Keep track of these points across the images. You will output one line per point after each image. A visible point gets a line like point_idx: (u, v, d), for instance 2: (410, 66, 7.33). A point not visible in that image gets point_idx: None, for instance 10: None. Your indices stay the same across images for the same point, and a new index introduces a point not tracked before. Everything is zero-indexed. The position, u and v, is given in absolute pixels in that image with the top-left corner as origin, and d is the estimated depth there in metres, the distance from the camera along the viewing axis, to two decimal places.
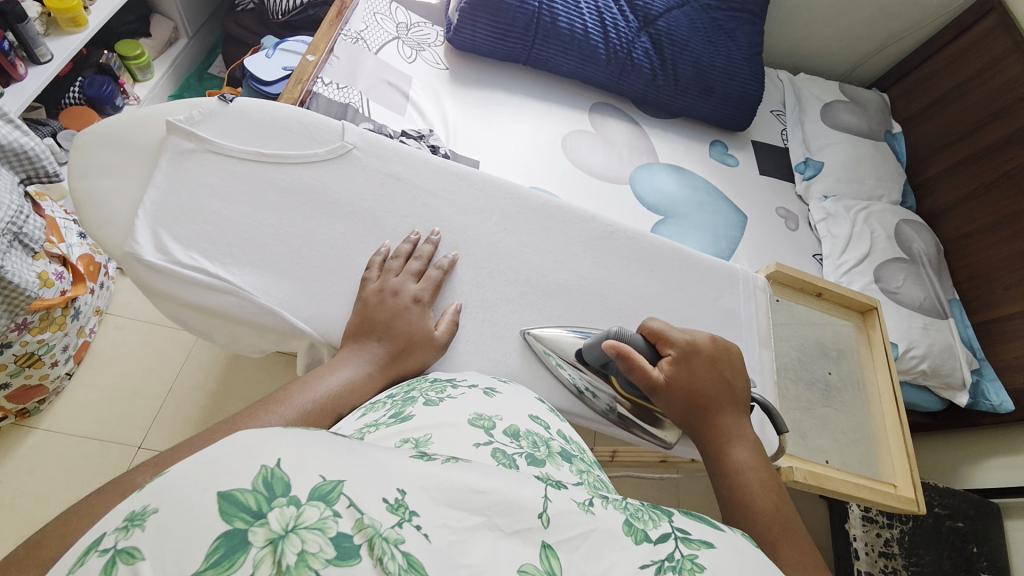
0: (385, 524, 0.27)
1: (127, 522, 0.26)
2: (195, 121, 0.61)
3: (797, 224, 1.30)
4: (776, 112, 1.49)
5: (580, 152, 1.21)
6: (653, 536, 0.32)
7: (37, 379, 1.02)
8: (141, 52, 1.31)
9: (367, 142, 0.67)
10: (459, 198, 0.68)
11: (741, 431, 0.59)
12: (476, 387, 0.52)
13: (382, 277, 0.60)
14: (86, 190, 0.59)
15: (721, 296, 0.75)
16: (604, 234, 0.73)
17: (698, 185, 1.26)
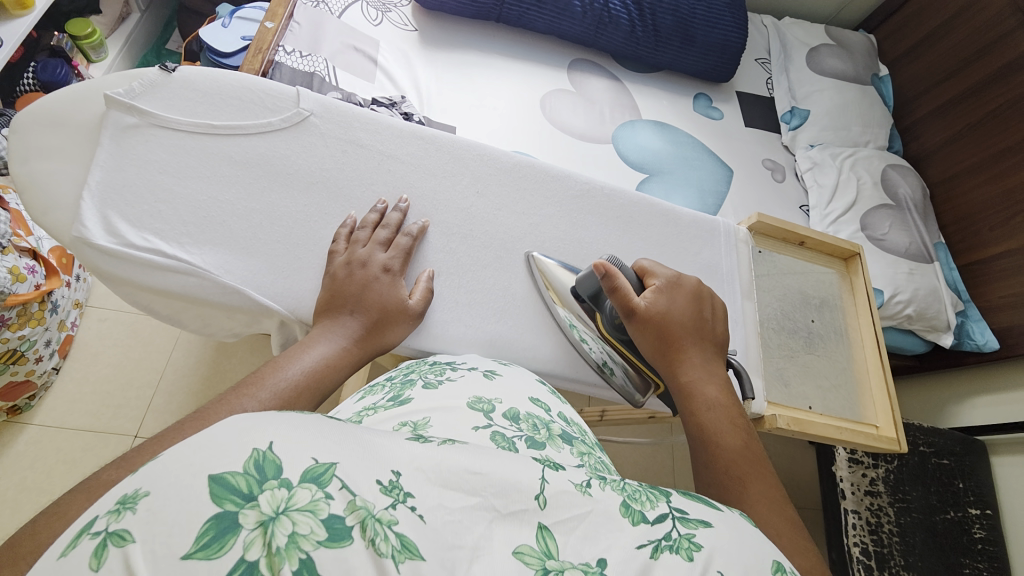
0: (378, 505, 0.26)
1: (119, 505, 0.24)
2: (137, 94, 0.57)
3: (785, 176, 1.29)
4: (761, 60, 1.45)
5: (560, 112, 1.18)
6: (650, 517, 0.31)
7: (24, 375, 1.00)
8: (93, 30, 1.22)
9: (324, 107, 0.63)
10: (425, 161, 0.66)
11: (714, 371, 0.59)
12: (475, 369, 0.53)
13: (349, 250, 0.58)
14: (27, 176, 0.56)
15: (702, 250, 0.75)
16: (580, 192, 0.71)
17: (682, 140, 1.24)
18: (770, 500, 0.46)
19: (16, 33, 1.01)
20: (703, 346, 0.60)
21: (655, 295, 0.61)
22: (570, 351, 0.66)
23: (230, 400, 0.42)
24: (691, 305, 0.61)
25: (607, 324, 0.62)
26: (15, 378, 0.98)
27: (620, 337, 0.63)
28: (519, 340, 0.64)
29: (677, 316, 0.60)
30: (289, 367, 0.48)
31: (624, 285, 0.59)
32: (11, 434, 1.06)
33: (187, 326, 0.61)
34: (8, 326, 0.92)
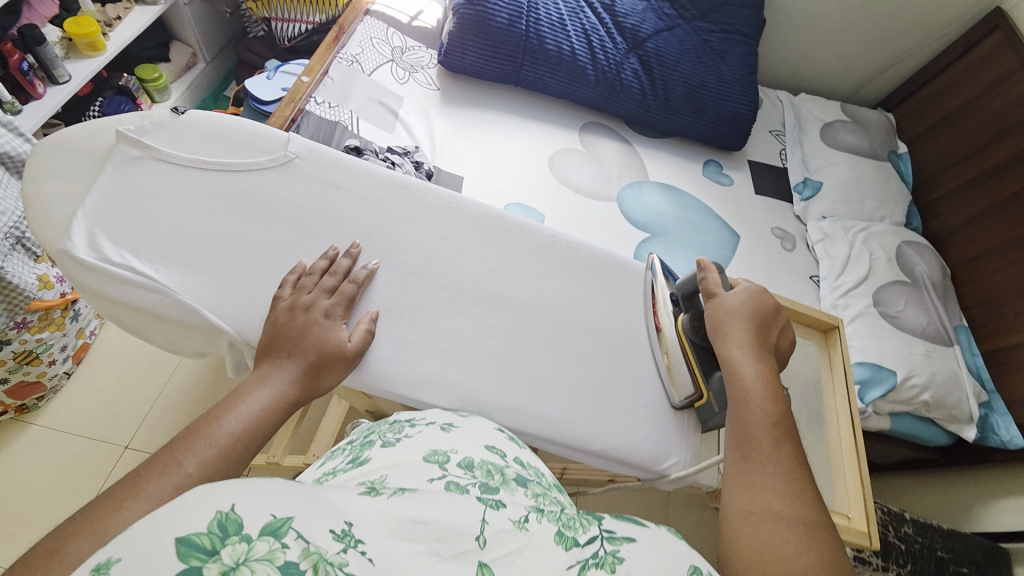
0: (330, 550, 0.30)
1: (91, 573, 0.27)
2: (146, 131, 0.65)
3: (794, 246, 1.28)
4: (775, 132, 1.48)
5: (568, 170, 1.23)
6: (581, 540, 0.37)
7: (35, 377, 1.04)
8: (159, 75, 1.38)
9: (309, 150, 0.69)
10: (395, 205, 0.70)
11: (771, 372, 0.61)
12: (432, 425, 0.54)
13: (294, 295, 0.61)
14: (36, 193, 0.63)
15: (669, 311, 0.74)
16: (544, 246, 0.74)
17: (688, 204, 1.26)
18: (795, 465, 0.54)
19: (85, 71, 1.16)
20: (764, 335, 0.65)
21: (739, 292, 0.67)
22: (528, 403, 0.66)
23: (169, 456, 0.45)
24: (767, 307, 0.67)
25: (687, 323, 0.68)
26: (26, 378, 1.02)
27: (693, 339, 0.67)
28: (482, 384, 0.65)
29: (741, 320, 0.64)
30: (230, 418, 0.50)
31: (713, 281, 0.68)
32: (15, 432, 1.12)
33: (152, 341, 0.65)
34: (29, 329, 0.96)
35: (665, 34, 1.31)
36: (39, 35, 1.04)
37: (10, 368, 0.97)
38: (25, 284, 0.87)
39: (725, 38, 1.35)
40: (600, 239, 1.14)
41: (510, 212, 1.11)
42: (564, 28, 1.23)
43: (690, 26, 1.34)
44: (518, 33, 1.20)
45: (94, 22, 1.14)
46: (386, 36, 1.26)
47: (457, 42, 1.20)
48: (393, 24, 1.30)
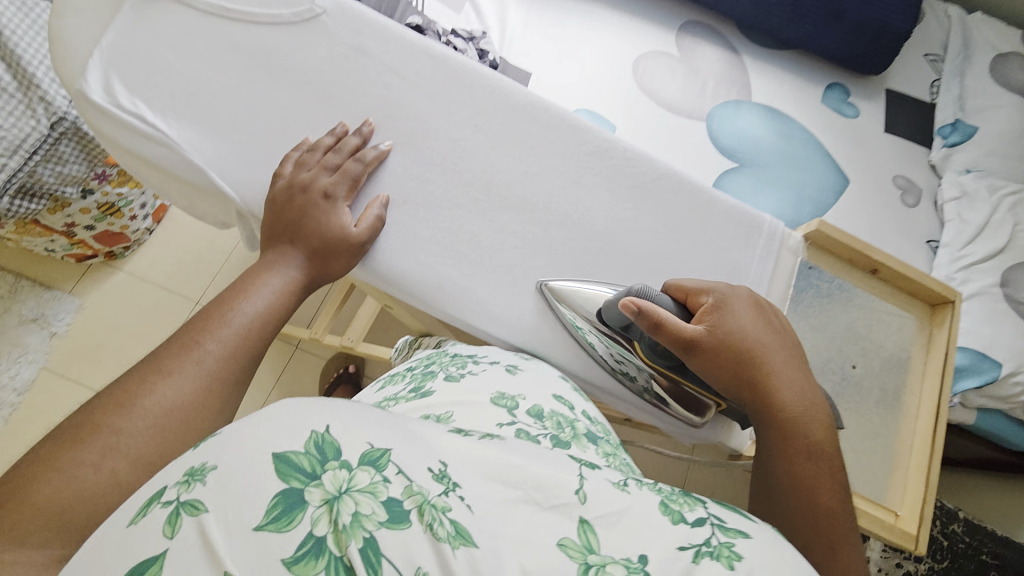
0: (433, 492, 0.30)
1: (188, 477, 0.29)
2: None
3: (919, 201, 1.05)
4: (931, 57, 1.16)
5: (655, 81, 1.05)
6: (689, 519, 0.34)
7: (118, 228, 1.14)
8: None
9: (337, 7, 0.64)
10: (428, 83, 0.64)
11: (805, 377, 0.54)
12: (498, 364, 0.54)
13: (293, 173, 0.59)
14: (61, 30, 0.62)
15: (728, 248, 0.65)
16: (596, 150, 0.65)
17: (794, 134, 1.05)
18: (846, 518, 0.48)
19: None
20: (785, 350, 0.55)
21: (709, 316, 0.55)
22: (547, 330, 0.62)
23: (189, 335, 0.47)
24: (757, 317, 0.56)
25: (648, 352, 0.57)
26: (111, 228, 1.13)
27: (665, 363, 0.57)
28: (512, 304, 0.62)
29: (748, 329, 0.55)
30: (245, 303, 0.51)
31: (666, 317, 0.53)
32: (108, 275, 1.27)
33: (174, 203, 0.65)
34: (109, 182, 1.00)
35: None
36: None
37: (96, 216, 1.06)
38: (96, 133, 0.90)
39: None
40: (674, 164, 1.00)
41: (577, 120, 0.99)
42: None
43: None
44: None
45: None
46: None
47: None
48: None
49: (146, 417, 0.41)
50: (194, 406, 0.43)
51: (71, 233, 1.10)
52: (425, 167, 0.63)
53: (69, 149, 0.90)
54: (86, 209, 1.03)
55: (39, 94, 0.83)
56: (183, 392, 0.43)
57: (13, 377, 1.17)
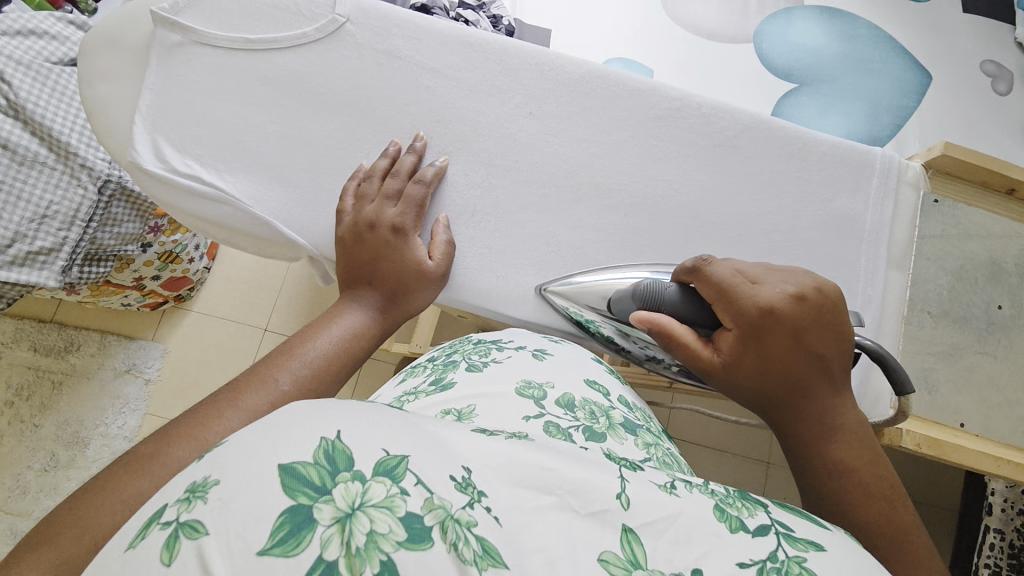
0: (455, 505, 0.26)
1: (189, 494, 0.25)
2: (179, 9, 0.59)
3: (1010, 87, 0.91)
4: None
5: (688, 4, 0.95)
6: (750, 527, 0.30)
7: (180, 273, 1.18)
8: None
9: (360, 11, 0.61)
10: (468, 76, 0.61)
11: (846, 407, 0.51)
12: (523, 349, 0.52)
13: (355, 208, 0.56)
14: (92, 98, 0.60)
15: (836, 196, 0.62)
16: (666, 111, 0.61)
17: (859, 35, 0.92)
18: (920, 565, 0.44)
19: None
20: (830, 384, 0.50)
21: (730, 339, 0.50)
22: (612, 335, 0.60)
23: (265, 372, 0.46)
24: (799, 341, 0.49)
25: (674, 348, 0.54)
26: (175, 274, 1.17)
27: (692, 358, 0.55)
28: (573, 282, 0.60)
29: (777, 363, 0.49)
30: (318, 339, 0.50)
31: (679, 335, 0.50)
32: (180, 316, 1.35)
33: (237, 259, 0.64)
34: (163, 232, 1.02)
35: None
36: None
37: (158, 266, 1.10)
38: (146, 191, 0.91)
39: None
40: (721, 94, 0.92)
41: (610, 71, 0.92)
42: None
43: None
44: None
45: None
46: None
47: None
48: None
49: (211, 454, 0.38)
50: None
51: (142, 287, 1.15)
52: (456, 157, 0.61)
53: (121, 208, 0.90)
54: (148, 262, 1.06)
55: (79, 161, 0.82)
56: None
57: (121, 426, 1.29)
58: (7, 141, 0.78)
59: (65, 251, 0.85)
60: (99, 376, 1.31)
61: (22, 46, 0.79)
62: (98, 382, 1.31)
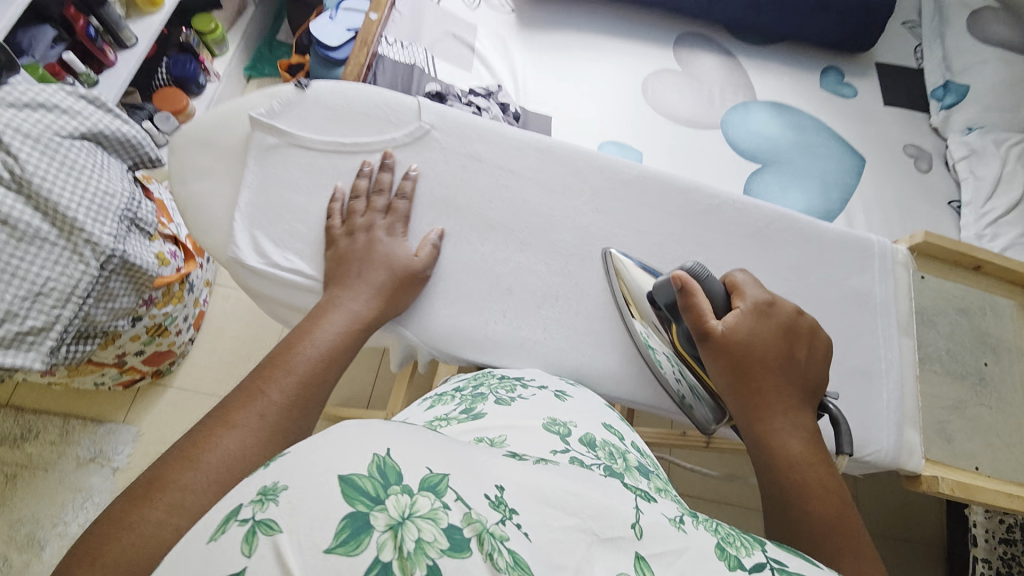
0: (490, 520, 0.29)
1: (262, 496, 0.29)
2: (275, 114, 0.72)
3: (931, 165, 1.08)
4: (909, 24, 1.23)
5: (664, 96, 1.12)
6: (747, 564, 0.34)
7: (167, 346, 1.19)
8: (214, 26, 1.29)
9: (443, 121, 0.75)
10: (541, 174, 0.76)
11: (797, 407, 0.60)
12: (545, 389, 0.62)
13: (350, 219, 0.69)
14: (188, 195, 0.70)
15: (849, 277, 0.78)
16: (706, 209, 0.78)
17: (804, 125, 1.10)
18: (857, 556, 0.49)
19: (148, 30, 1.18)
20: (790, 396, 0.60)
21: (734, 319, 0.62)
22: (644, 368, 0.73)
23: (254, 388, 0.51)
24: (775, 339, 0.62)
25: (682, 339, 0.66)
26: (160, 347, 1.17)
27: (693, 353, 0.66)
28: None
29: (756, 347, 0.61)
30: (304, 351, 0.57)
31: (699, 304, 0.62)
32: (156, 394, 1.32)
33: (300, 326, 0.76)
34: (156, 304, 1.03)
35: None
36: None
37: (146, 340, 1.09)
38: (151, 265, 0.91)
39: None
40: (697, 171, 1.04)
41: (607, 152, 1.05)
42: None
43: None
44: None
45: None
46: None
47: None
48: None
49: (209, 474, 0.42)
50: (258, 454, 0.45)
51: (122, 363, 1.12)
52: None
53: (119, 284, 0.86)
54: (137, 335, 1.05)
55: (83, 236, 0.78)
56: (246, 444, 0.45)
57: (81, 523, 1.19)
58: (9, 217, 0.74)
59: (57, 331, 0.78)
60: (59, 467, 1.25)
61: (30, 120, 0.78)
62: (57, 474, 1.24)
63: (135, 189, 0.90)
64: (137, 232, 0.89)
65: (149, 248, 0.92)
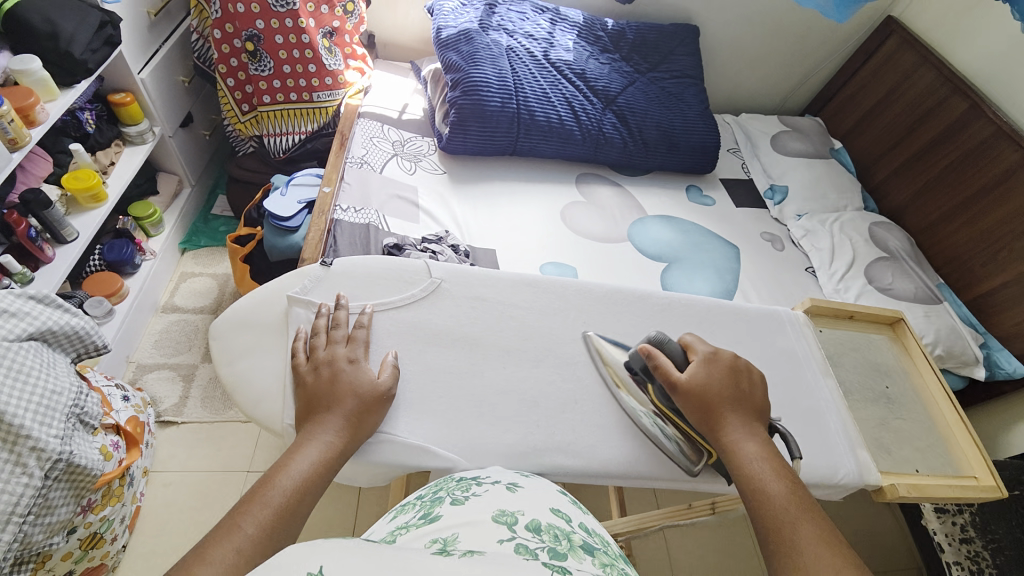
0: None
1: None
2: (308, 289, 0.74)
3: (784, 245, 1.43)
4: (732, 149, 1.67)
5: (579, 221, 1.32)
6: None
7: (98, 560, 0.95)
8: (154, 211, 1.35)
9: (450, 273, 0.79)
10: (536, 304, 0.80)
11: (755, 425, 0.66)
12: (499, 483, 0.57)
13: (311, 357, 0.66)
14: (236, 375, 0.69)
15: (776, 338, 0.84)
16: (664, 307, 0.83)
17: (687, 228, 1.38)
18: (821, 541, 0.55)
19: (91, 224, 1.15)
20: (745, 413, 0.67)
21: (696, 368, 0.69)
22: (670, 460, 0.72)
23: (230, 523, 0.49)
24: (730, 379, 0.68)
25: (659, 395, 0.70)
26: (90, 563, 0.93)
27: (671, 406, 0.69)
28: (629, 449, 0.71)
29: (716, 386, 0.67)
30: (285, 481, 0.54)
31: (664, 362, 0.68)
32: None
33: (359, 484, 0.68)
34: (92, 509, 0.88)
35: (631, 89, 1.46)
36: (44, 198, 1.02)
37: (77, 557, 0.89)
38: (91, 462, 0.78)
39: (677, 81, 1.52)
40: (628, 281, 1.22)
41: (547, 273, 1.18)
42: (548, 99, 1.35)
43: (647, 79, 1.51)
44: (511, 112, 1.30)
45: (94, 174, 1.14)
46: (383, 134, 1.34)
47: (458, 129, 1.28)
48: (386, 120, 1.39)
49: None
50: None
51: None
52: (492, 359, 0.74)
53: (58, 492, 0.76)
54: (67, 552, 0.86)
55: (29, 443, 0.70)
56: None
57: None
58: None
59: None
60: None
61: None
62: None
63: (78, 383, 0.81)
64: (81, 428, 0.82)
65: (92, 442, 0.84)
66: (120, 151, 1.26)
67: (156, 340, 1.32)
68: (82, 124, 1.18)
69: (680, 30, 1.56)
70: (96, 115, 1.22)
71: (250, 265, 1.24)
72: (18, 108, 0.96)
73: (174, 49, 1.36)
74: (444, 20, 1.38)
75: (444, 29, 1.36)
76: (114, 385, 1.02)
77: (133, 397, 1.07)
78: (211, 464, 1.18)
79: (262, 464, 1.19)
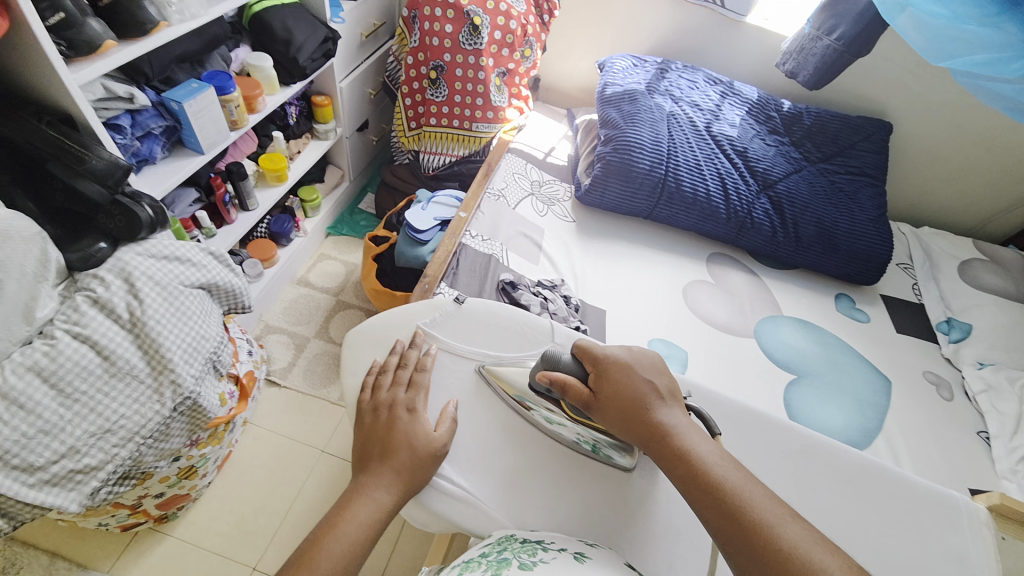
0: None
1: None
2: (436, 322, 0.78)
3: (952, 393, 1.17)
4: (904, 266, 1.44)
5: (700, 303, 1.22)
6: None
7: (185, 490, 1.05)
8: (316, 196, 1.54)
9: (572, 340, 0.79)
10: None
11: (669, 409, 0.61)
12: (566, 551, 0.48)
13: (374, 397, 0.67)
14: (354, 386, 0.72)
15: (932, 526, 0.68)
16: (802, 448, 0.72)
17: (829, 341, 1.20)
18: (766, 501, 0.51)
19: (269, 198, 1.35)
20: (656, 400, 0.61)
21: (598, 377, 0.64)
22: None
23: None
24: (627, 375, 0.63)
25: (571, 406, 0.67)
26: (180, 490, 1.04)
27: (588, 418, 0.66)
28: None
29: (617, 390, 0.62)
30: (332, 542, 0.54)
31: (569, 381, 0.65)
32: (151, 543, 1.08)
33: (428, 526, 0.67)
34: (197, 445, 0.99)
35: (795, 176, 1.34)
36: (243, 171, 1.22)
37: (171, 483, 0.99)
38: (210, 405, 0.88)
39: (852, 178, 1.36)
40: (743, 383, 1.09)
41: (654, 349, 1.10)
42: (700, 172, 1.29)
43: (815, 168, 1.37)
44: (657, 176, 1.26)
45: (284, 158, 1.34)
46: (525, 171, 1.40)
47: (598, 182, 1.28)
48: (531, 160, 1.45)
49: None
50: None
51: (138, 505, 0.98)
52: None
53: (177, 424, 0.87)
54: (166, 476, 0.96)
55: (171, 376, 0.81)
56: None
57: None
58: (113, 353, 0.77)
59: (106, 471, 0.76)
60: None
61: (163, 270, 0.86)
62: None
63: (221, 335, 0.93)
64: (212, 372, 0.93)
65: (216, 386, 0.95)
66: (307, 142, 1.47)
67: (285, 308, 1.49)
68: (287, 116, 1.38)
69: (868, 124, 1.41)
70: (299, 110, 1.43)
71: (378, 264, 1.34)
72: (246, 96, 1.16)
73: (372, 66, 1.56)
74: (612, 77, 1.41)
75: (610, 87, 1.38)
76: (244, 339, 1.17)
77: (255, 353, 1.20)
78: (296, 432, 1.28)
79: (335, 448, 1.25)
